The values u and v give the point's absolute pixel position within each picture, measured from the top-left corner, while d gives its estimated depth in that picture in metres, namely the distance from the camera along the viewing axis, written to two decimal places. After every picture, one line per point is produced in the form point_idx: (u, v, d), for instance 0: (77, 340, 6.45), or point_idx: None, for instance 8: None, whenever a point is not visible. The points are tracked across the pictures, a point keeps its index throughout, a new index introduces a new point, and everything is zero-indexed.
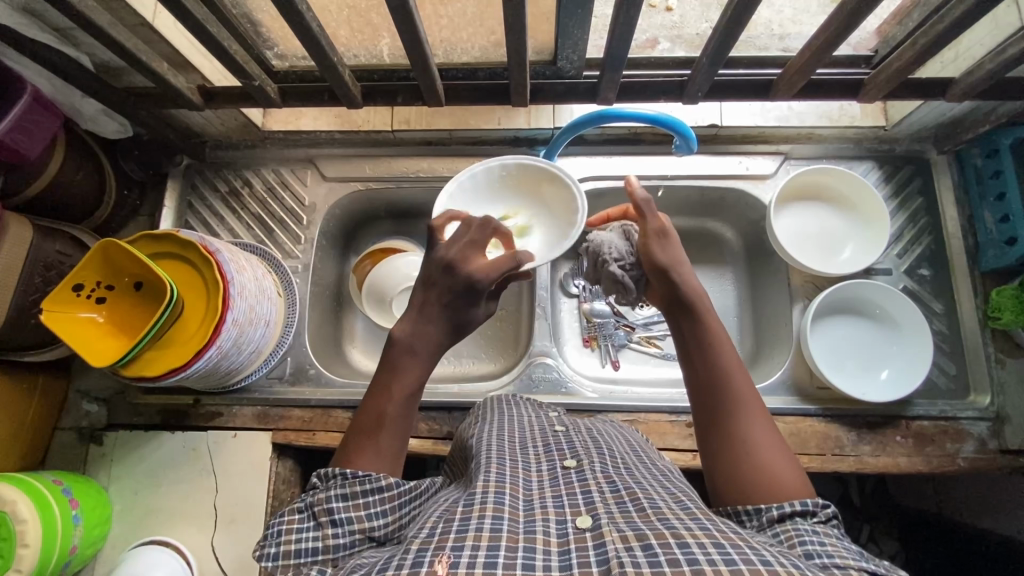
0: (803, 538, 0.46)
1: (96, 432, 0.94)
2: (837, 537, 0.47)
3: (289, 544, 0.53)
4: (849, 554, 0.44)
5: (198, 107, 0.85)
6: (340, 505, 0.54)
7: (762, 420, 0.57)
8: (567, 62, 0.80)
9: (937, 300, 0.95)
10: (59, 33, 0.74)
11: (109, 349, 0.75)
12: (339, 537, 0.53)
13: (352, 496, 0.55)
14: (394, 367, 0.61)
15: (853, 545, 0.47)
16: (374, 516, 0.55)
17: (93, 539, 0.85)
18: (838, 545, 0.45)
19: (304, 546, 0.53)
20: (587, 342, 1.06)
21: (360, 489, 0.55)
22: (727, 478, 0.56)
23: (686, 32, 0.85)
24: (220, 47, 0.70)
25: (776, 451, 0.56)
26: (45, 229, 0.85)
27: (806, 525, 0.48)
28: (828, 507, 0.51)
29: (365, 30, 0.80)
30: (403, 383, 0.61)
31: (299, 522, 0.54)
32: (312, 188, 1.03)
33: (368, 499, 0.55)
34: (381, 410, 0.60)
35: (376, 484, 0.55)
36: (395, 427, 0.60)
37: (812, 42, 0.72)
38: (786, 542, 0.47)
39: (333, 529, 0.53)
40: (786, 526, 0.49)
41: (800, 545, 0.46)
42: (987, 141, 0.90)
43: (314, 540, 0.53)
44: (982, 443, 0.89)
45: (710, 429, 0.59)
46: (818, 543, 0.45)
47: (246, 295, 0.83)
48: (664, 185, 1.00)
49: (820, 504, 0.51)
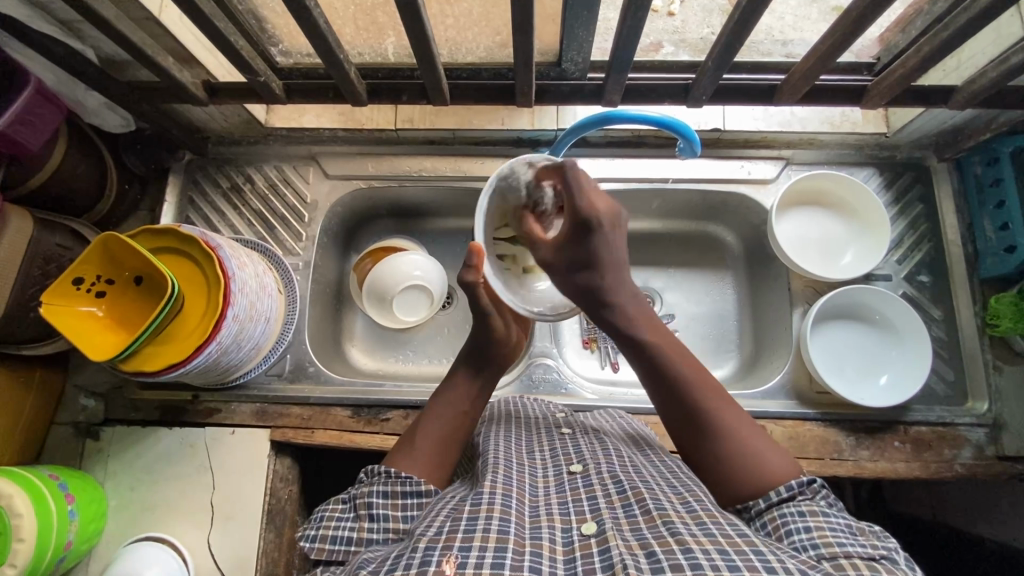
0: (789, 526, 0.50)
1: (93, 427, 0.93)
2: (823, 517, 0.49)
3: (327, 529, 0.55)
4: (835, 540, 0.47)
5: (201, 103, 0.85)
6: (380, 500, 0.55)
7: (722, 401, 0.59)
8: (572, 64, 0.80)
9: (936, 306, 0.96)
10: (64, 26, 0.74)
11: (107, 344, 0.74)
12: (374, 531, 0.54)
13: (392, 494, 0.56)
14: (445, 392, 0.68)
15: (839, 519, 0.50)
16: (409, 517, 0.55)
17: (88, 534, 0.85)
18: (823, 529, 0.48)
19: (340, 534, 0.55)
20: (587, 344, 1.06)
21: (401, 490, 0.56)
22: (715, 482, 0.57)
23: (690, 37, 0.86)
24: (226, 43, 0.70)
25: (747, 428, 0.58)
26: (46, 222, 0.85)
27: (791, 508, 0.51)
28: (814, 481, 0.53)
29: (370, 28, 0.80)
30: (449, 404, 0.67)
31: (341, 511, 0.57)
32: (314, 185, 1.03)
33: (406, 500, 0.56)
34: (428, 422, 0.64)
35: (415, 488, 0.56)
36: (447, 438, 0.63)
37: (818, 47, 0.72)
38: (774, 532, 0.50)
39: (370, 523, 0.55)
40: (773, 514, 0.51)
41: (786, 537, 0.49)
42: (987, 150, 0.91)
43: (351, 530, 0.55)
44: (979, 449, 0.89)
45: (683, 438, 0.60)
46: (804, 529, 0.49)
47: (246, 291, 0.82)
48: (666, 188, 1.00)
49: (805, 482, 0.53)
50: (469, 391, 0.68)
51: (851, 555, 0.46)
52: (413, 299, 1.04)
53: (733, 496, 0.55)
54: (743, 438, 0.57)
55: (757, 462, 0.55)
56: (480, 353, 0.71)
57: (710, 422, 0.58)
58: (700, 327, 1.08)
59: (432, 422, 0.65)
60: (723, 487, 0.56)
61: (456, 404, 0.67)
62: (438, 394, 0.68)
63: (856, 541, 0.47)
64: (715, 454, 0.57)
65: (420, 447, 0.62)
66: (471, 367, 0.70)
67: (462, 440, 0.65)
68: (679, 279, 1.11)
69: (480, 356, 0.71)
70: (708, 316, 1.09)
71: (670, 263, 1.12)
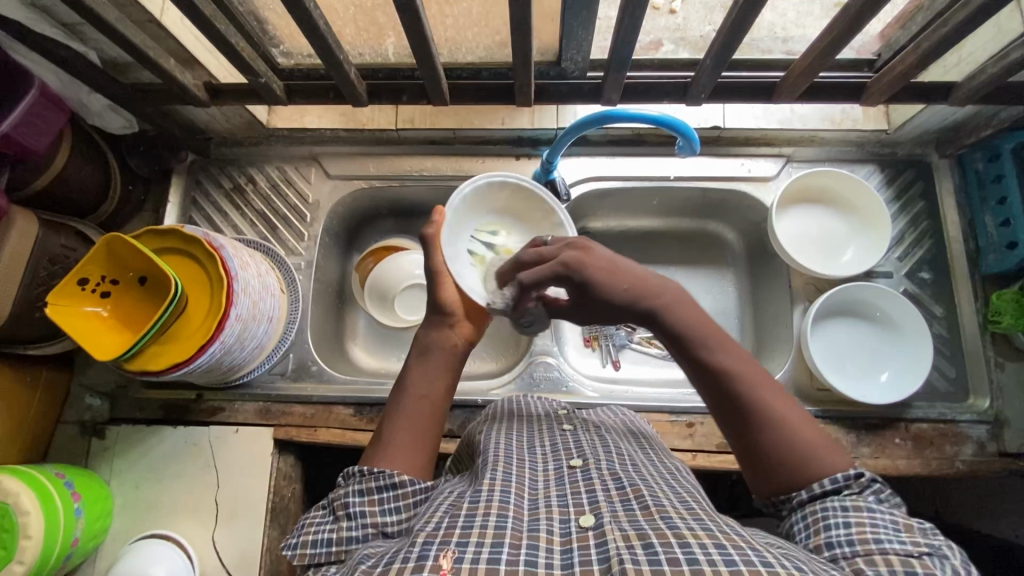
0: (829, 521, 0.49)
1: (98, 426, 0.94)
2: (867, 512, 0.49)
3: (307, 535, 0.56)
4: (874, 537, 0.47)
5: (203, 104, 0.85)
6: (356, 499, 0.56)
7: (771, 389, 0.56)
8: (572, 63, 0.80)
9: (938, 303, 0.95)
10: (67, 29, 0.74)
11: (111, 342, 0.75)
12: (353, 530, 0.56)
13: (367, 491, 0.56)
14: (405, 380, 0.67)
15: (885, 515, 0.48)
16: (387, 512, 0.56)
17: (95, 531, 0.86)
18: (864, 526, 0.48)
19: (320, 537, 0.56)
20: (588, 342, 1.06)
21: (375, 486, 0.57)
22: (761, 477, 0.55)
23: (690, 34, 0.86)
24: (227, 45, 0.71)
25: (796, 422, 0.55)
26: (50, 223, 0.86)
27: (835, 504, 0.50)
28: (863, 474, 0.52)
29: (370, 28, 0.80)
30: (411, 391, 0.65)
31: (320, 517, 0.58)
32: (316, 185, 1.04)
33: (382, 495, 0.57)
34: (393, 413, 0.64)
35: (389, 481, 0.57)
36: (416, 421, 0.63)
37: (816, 44, 0.72)
38: (813, 526, 0.50)
39: (348, 522, 0.56)
40: (815, 507, 0.51)
41: (824, 532, 0.49)
42: (989, 146, 0.91)
43: (330, 532, 0.56)
44: (981, 446, 0.89)
45: (730, 427, 0.57)
46: (842, 525, 0.48)
47: (249, 291, 0.83)
48: (670, 185, 1.00)
49: (852, 475, 0.52)
50: (431, 371, 0.67)
51: (888, 553, 0.45)
52: (414, 297, 1.05)
53: (783, 484, 0.54)
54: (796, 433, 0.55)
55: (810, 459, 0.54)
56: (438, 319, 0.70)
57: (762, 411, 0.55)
58: None
59: (398, 410, 0.64)
60: (774, 477, 0.54)
61: (418, 386, 0.65)
62: (400, 381, 0.67)
63: (899, 540, 0.46)
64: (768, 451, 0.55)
65: (393, 440, 0.61)
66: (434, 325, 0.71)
67: (434, 420, 0.64)
68: (680, 277, 1.11)
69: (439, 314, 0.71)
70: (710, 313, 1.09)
71: (670, 262, 1.12)
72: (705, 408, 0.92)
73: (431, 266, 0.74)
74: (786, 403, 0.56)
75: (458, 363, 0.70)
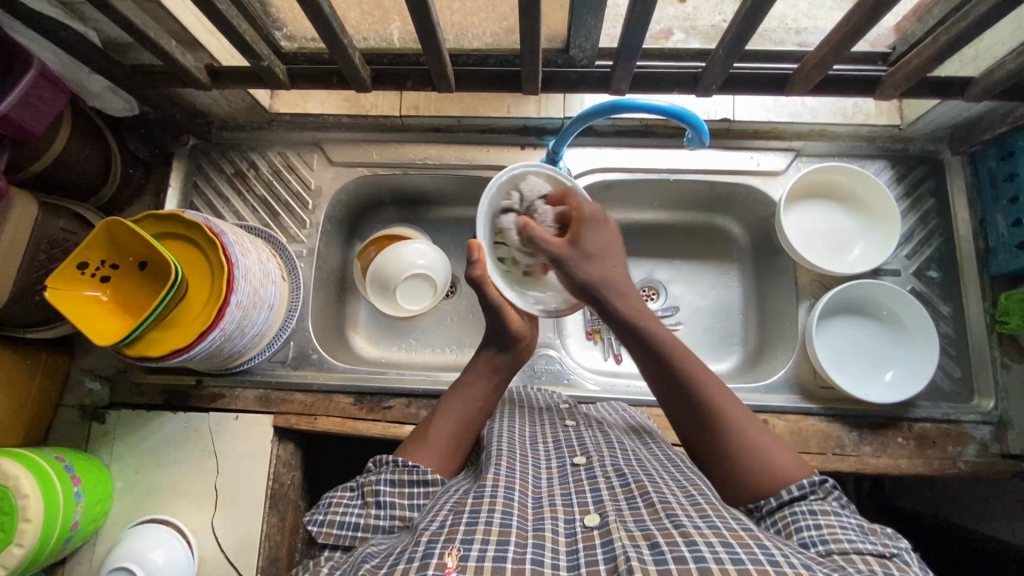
0: (799, 524, 0.50)
1: (99, 410, 0.94)
2: (834, 516, 0.49)
3: (334, 515, 0.56)
4: (845, 537, 0.47)
5: (205, 87, 0.84)
6: (387, 488, 0.57)
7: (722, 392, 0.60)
8: (580, 51, 0.78)
9: (945, 302, 0.95)
10: (67, 7, 0.73)
11: (112, 328, 0.74)
12: (381, 518, 0.56)
13: (399, 482, 0.57)
14: (456, 390, 0.69)
15: (850, 519, 0.50)
16: (416, 506, 0.57)
17: (95, 515, 0.86)
18: (833, 526, 0.48)
19: (347, 519, 0.56)
20: (590, 335, 1.06)
21: (407, 479, 0.57)
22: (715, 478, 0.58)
23: (700, 24, 0.84)
24: (229, 26, 0.69)
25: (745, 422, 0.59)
26: (50, 206, 0.85)
27: (803, 507, 0.51)
28: (826, 480, 0.53)
29: (376, 12, 0.79)
30: (462, 399, 0.68)
31: (349, 498, 0.58)
32: (319, 171, 1.02)
33: (413, 489, 0.57)
34: (441, 416, 0.66)
35: (423, 477, 0.58)
36: (464, 425, 0.65)
37: (832, 35, 0.70)
38: (783, 530, 0.51)
39: (377, 510, 0.56)
40: (784, 512, 0.52)
41: (796, 534, 0.49)
42: (1003, 142, 0.89)
43: (357, 517, 0.56)
44: (984, 447, 0.89)
45: (688, 426, 0.61)
46: (813, 526, 0.49)
47: (250, 278, 0.82)
48: (675, 178, 0.99)
49: (817, 481, 0.53)
50: (488, 388, 0.70)
51: (862, 553, 0.46)
52: (417, 288, 1.04)
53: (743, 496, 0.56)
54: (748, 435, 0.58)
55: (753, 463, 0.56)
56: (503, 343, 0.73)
57: (715, 411, 0.59)
58: (704, 321, 1.08)
59: (443, 412, 0.66)
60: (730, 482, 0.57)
61: (467, 394, 0.68)
62: (455, 386, 0.70)
63: (865, 540, 0.47)
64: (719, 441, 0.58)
65: (437, 433, 0.64)
66: (494, 346, 0.73)
67: (476, 427, 0.66)
68: (685, 271, 1.11)
69: (506, 338, 0.73)
70: (713, 308, 1.08)
71: (675, 256, 1.11)
72: None
73: (490, 301, 0.71)
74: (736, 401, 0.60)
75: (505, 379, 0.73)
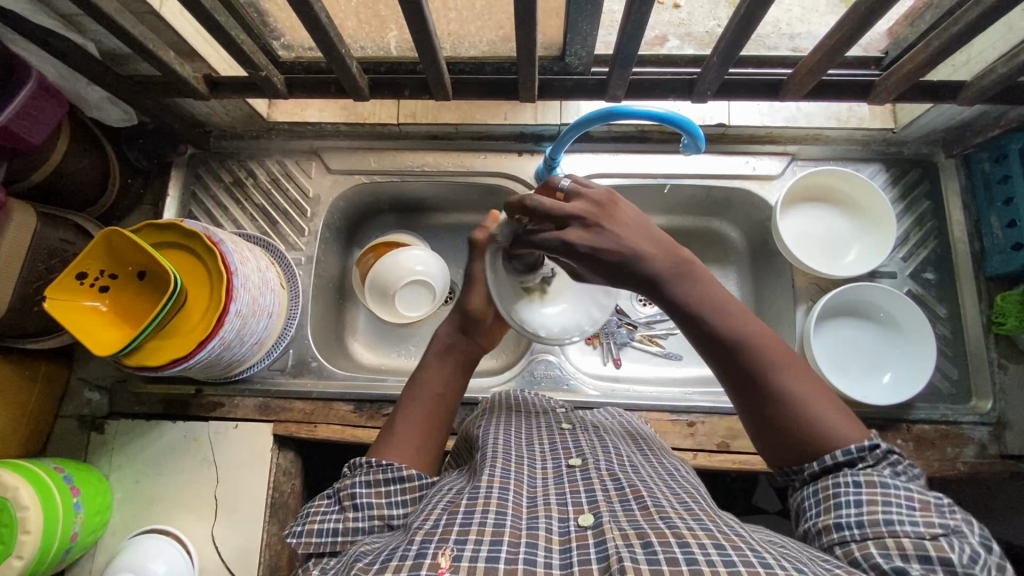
0: (840, 498, 0.49)
1: (98, 420, 0.94)
2: (880, 487, 0.48)
3: (312, 524, 0.56)
4: (886, 516, 0.46)
5: (203, 97, 0.85)
6: (363, 490, 0.57)
7: (783, 361, 0.54)
8: (576, 58, 0.79)
9: (941, 303, 0.95)
10: (65, 19, 0.73)
11: (109, 336, 0.75)
12: (359, 521, 0.56)
13: (375, 482, 0.57)
14: (421, 381, 0.70)
15: (901, 490, 0.47)
16: (393, 504, 0.57)
17: (94, 526, 0.86)
18: (876, 502, 0.47)
19: (326, 527, 0.56)
20: (589, 340, 1.06)
21: (383, 477, 0.58)
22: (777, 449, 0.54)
23: (695, 30, 0.85)
24: (228, 37, 0.70)
25: (787, 369, 0.54)
26: (49, 216, 0.85)
27: (846, 478, 0.49)
28: (880, 446, 0.51)
29: (372, 21, 0.80)
30: (427, 391, 0.68)
31: (326, 506, 0.58)
32: (317, 179, 1.03)
33: (389, 487, 0.57)
34: (408, 410, 0.66)
35: (397, 474, 0.58)
36: (429, 412, 0.67)
37: (824, 42, 0.71)
38: (824, 501, 0.50)
39: (354, 513, 0.56)
40: (826, 481, 0.51)
41: (835, 509, 0.49)
42: (996, 145, 0.90)
43: (336, 522, 0.56)
44: (983, 447, 0.89)
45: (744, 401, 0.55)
46: (853, 502, 0.48)
47: (249, 286, 0.82)
48: (672, 183, 1.00)
49: (867, 446, 0.51)
50: (447, 374, 0.71)
51: (900, 536, 0.45)
52: (416, 295, 1.04)
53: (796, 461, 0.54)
54: (797, 390, 0.53)
55: (807, 417, 0.53)
56: (466, 321, 0.75)
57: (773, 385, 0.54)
58: None
59: (411, 406, 0.67)
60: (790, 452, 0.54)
61: (432, 385, 0.69)
62: (415, 377, 0.71)
63: (911, 518, 0.45)
64: (768, 410, 0.54)
65: (402, 433, 0.64)
66: (455, 324, 0.75)
67: (445, 419, 0.67)
68: None
69: (467, 319, 0.75)
70: None
71: None
72: (706, 408, 0.92)
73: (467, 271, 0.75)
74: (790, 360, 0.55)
75: (473, 363, 0.75)
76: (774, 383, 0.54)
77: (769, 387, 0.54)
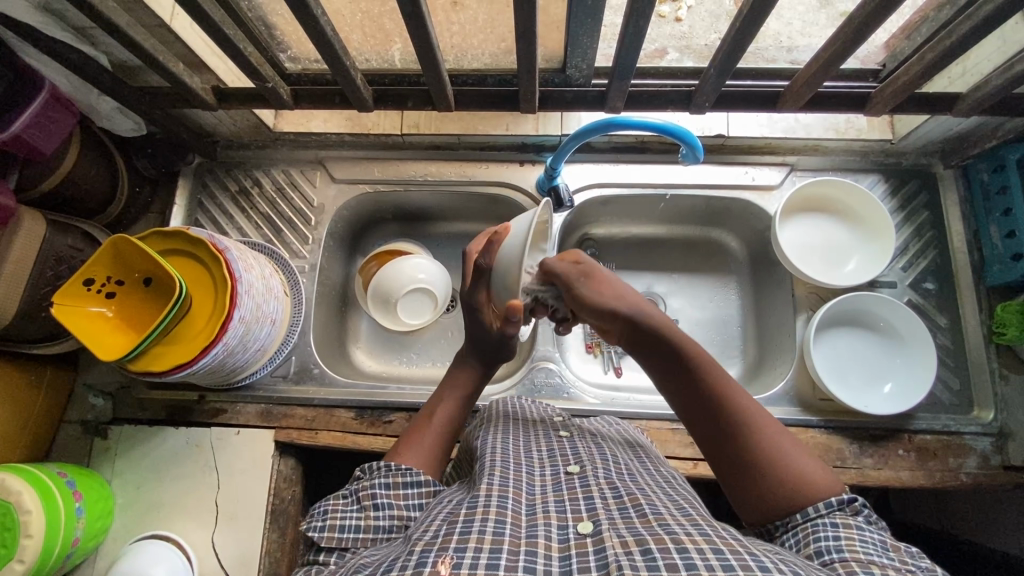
0: (819, 535, 0.50)
1: (101, 425, 0.95)
2: (856, 529, 0.49)
3: (334, 520, 0.56)
4: (862, 550, 0.47)
5: (210, 107, 0.86)
6: (382, 491, 0.57)
7: (765, 421, 0.58)
8: (576, 70, 0.80)
9: (941, 314, 0.95)
10: (78, 33, 0.75)
11: (116, 343, 0.76)
12: (380, 520, 0.56)
13: (393, 485, 0.58)
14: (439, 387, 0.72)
15: (874, 534, 0.49)
16: (412, 507, 0.58)
17: (96, 531, 0.86)
18: (853, 540, 0.48)
19: (347, 523, 0.56)
20: (589, 348, 1.07)
21: (403, 480, 0.59)
22: (751, 498, 0.56)
23: (695, 43, 0.87)
24: (235, 50, 0.72)
25: (769, 429, 0.58)
26: (58, 224, 0.87)
27: (825, 520, 0.51)
28: (855, 499, 0.53)
29: (377, 34, 0.81)
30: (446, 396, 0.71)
31: (343, 505, 0.58)
32: (321, 189, 1.04)
33: (408, 490, 0.59)
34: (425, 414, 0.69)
35: (416, 478, 0.59)
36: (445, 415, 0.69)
37: (819, 55, 0.72)
38: (805, 541, 0.51)
39: (375, 512, 0.56)
40: (806, 524, 0.52)
41: (813, 543, 0.50)
42: (995, 156, 0.90)
43: (357, 519, 0.56)
44: (985, 459, 0.89)
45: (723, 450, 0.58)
46: (832, 538, 0.49)
47: (254, 293, 0.83)
48: (671, 192, 1.01)
49: (845, 501, 0.52)
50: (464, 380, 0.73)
51: (877, 564, 0.46)
52: (418, 301, 1.05)
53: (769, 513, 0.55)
54: (774, 449, 0.56)
55: (773, 459, 0.56)
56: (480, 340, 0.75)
57: (752, 441, 0.57)
58: (703, 333, 1.08)
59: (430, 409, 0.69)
60: (763, 502, 0.55)
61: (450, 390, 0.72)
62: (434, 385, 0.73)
63: (886, 556, 0.47)
64: (734, 446, 0.58)
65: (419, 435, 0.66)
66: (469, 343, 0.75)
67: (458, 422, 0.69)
68: (683, 284, 1.11)
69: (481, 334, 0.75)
70: (711, 322, 1.09)
71: (674, 269, 1.12)
72: None
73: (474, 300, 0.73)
74: (770, 423, 0.58)
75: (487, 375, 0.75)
76: (743, 422, 0.58)
77: (746, 439, 0.57)
